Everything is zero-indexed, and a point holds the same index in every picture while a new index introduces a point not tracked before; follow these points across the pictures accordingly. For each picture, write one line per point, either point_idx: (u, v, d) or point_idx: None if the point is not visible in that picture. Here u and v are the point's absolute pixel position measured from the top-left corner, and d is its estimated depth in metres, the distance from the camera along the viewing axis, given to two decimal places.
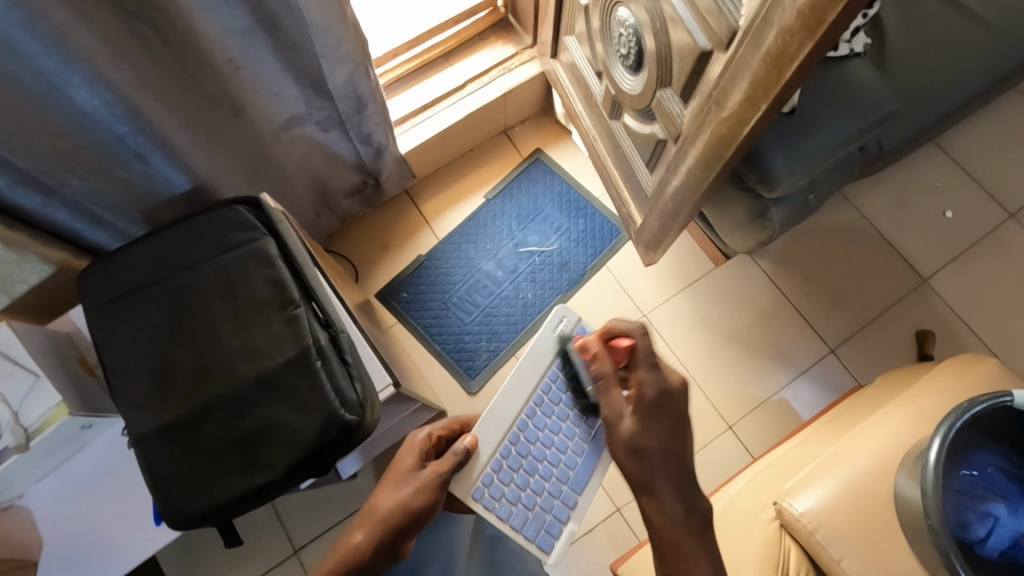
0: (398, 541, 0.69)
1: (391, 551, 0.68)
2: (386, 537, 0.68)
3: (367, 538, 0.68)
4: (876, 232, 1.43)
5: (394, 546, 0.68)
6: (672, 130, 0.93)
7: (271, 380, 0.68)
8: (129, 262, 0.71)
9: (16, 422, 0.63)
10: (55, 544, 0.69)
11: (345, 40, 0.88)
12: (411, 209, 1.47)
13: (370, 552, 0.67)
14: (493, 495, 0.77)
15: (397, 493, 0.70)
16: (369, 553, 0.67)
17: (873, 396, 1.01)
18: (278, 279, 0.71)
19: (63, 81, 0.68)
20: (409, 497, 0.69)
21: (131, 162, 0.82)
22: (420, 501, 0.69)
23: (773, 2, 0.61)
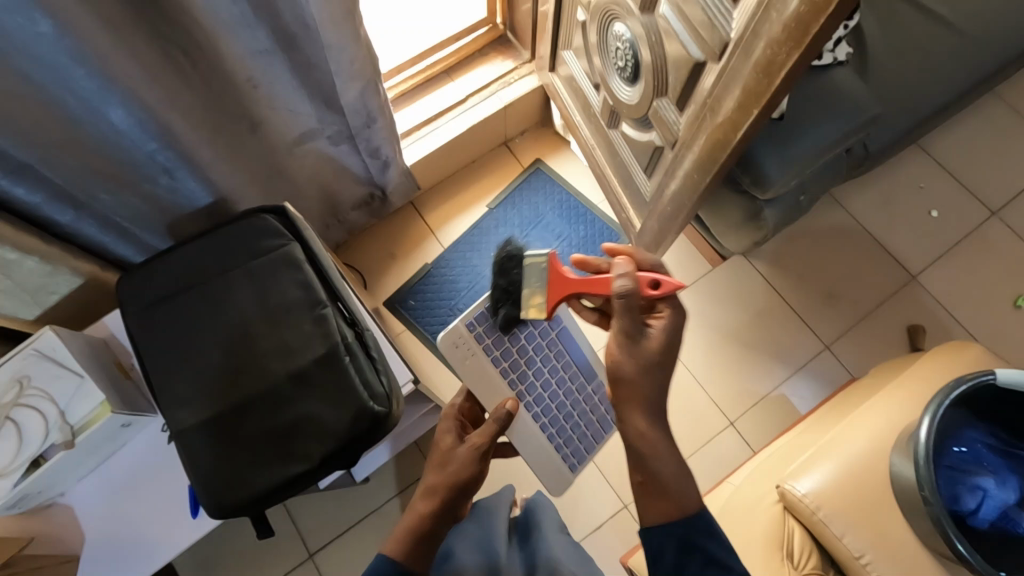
0: (459, 506, 0.68)
1: (454, 516, 0.68)
2: (446, 507, 0.67)
3: (431, 505, 0.67)
4: (864, 232, 1.48)
5: (454, 511, 0.68)
6: (668, 137, 0.98)
7: (303, 375, 0.73)
8: (167, 269, 0.77)
9: (64, 420, 0.69)
10: (97, 542, 0.74)
11: (357, 58, 0.92)
12: (416, 219, 1.52)
13: (434, 521, 0.66)
14: (580, 454, 0.88)
15: (449, 461, 0.69)
16: (433, 523, 0.66)
17: (867, 386, 1.05)
18: (306, 281, 0.77)
19: (100, 101, 0.72)
20: (462, 460, 0.69)
21: (157, 176, 0.86)
22: (469, 462, 0.69)
23: (762, 16, 0.67)
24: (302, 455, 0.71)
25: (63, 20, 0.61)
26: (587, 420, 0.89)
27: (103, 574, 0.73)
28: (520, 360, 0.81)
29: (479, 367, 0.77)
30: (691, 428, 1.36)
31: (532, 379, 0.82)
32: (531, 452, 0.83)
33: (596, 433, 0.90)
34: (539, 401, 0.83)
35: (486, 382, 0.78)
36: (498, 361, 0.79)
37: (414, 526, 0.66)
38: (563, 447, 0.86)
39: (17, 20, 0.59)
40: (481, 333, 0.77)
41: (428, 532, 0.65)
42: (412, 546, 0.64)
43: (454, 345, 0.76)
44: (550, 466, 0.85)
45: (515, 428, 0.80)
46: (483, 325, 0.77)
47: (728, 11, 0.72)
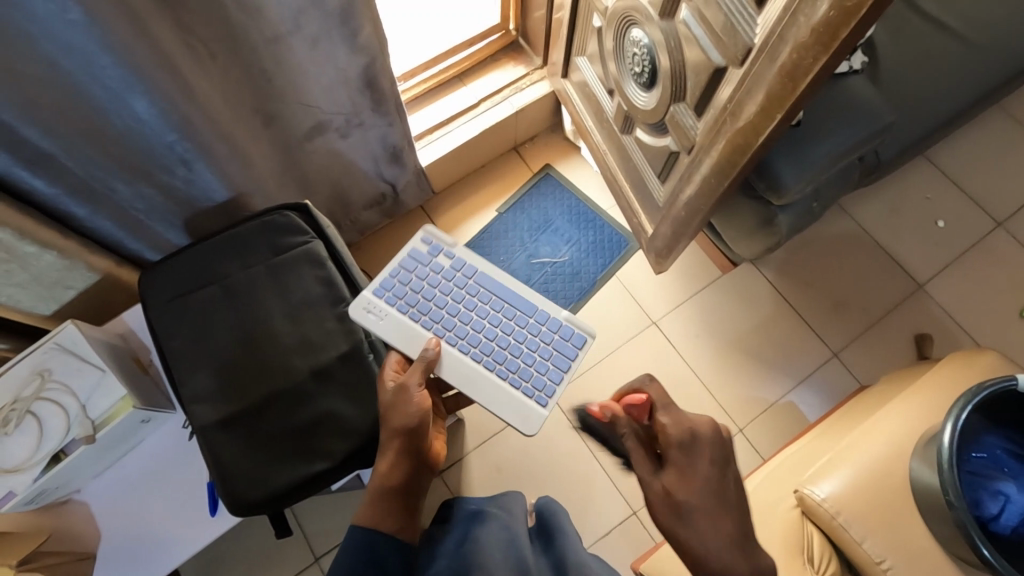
0: (417, 449, 0.68)
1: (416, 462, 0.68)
2: (406, 456, 0.67)
3: (389, 462, 0.67)
4: (871, 241, 1.49)
5: (415, 458, 0.68)
6: (685, 142, 0.99)
7: (326, 372, 0.74)
8: (188, 265, 0.77)
9: (84, 414, 0.69)
10: (109, 539, 0.75)
11: (362, 31, 0.91)
12: (426, 222, 1.52)
13: (395, 472, 0.66)
14: (544, 385, 0.81)
15: (392, 412, 0.69)
16: (394, 473, 0.66)
17: (879, 394, 1.06)
18: (329, 278, 0.78)
19: (125, 91, 0.71)
20: (401, 406, 0.69)
21: (176, 169, 0.86)
22: (412, 406, 0.69)
23: (788, 21, 0.67)
24: (325, 453, 0.72)
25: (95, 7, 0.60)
26: (540, 349, 0.83)
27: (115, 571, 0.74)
28: (438, 310, 0.82)
29: (394, 323, 0.79)
30: None
31: (457, 324, 0.82)
32: (477, 392, 0.80)
33: (563, 362, 0.83)
34: (472, 343, 0.82)
35: (408, 337, 0.80)
36: (415, 316, 0.81)
37: (380, 487, 0.66)
38: (519, 382, 0.81)
39: (50, 7, 0.59)
40: (388, 294, 0.81)
41: (395, 487, 0.66)
42: (377, 504, 0.65)
43: (367, 311, 0.78)
44: (506, 400, 0.80)
45: (447, 369, 0.80)
46: (388, 285, 0.81)
47: (752, 16, 0.72)
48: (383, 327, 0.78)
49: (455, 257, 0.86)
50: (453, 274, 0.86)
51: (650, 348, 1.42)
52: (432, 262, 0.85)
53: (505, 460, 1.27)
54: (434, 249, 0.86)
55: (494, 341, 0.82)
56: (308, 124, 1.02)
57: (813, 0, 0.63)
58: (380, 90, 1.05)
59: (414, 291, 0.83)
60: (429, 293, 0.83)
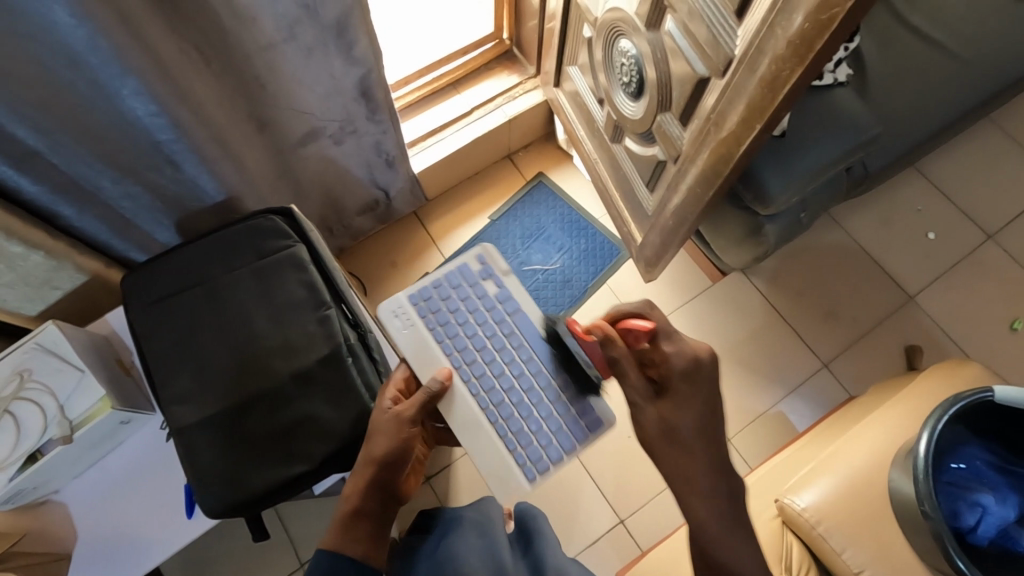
0: (394, 480, 0.68)
1: (389, 491, 0.68)
2: (382, 484, 0.68)
3: (360, 486, 0.67)
4: (862, 252, 1.50)
5: (390, 488, 0.68)
6: (671, 152, 1.00)
7: (305, 376, 0.75)
8: (171, 267, 0.78)
9: (63, 414, 0.70)
10: (86, 540, 0.75)
11: (358, 44, 0.93)
12: (419, 229, 1.53)
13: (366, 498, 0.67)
14: (538, 458, 0.76)
15: (375, 439, 0.69)
16: (365, 499, 0.67)
17: (865, 404, 1.06)
18: (311, 282, 0.79)
19: (114, 92, 0.72)
20: (387, 435, 0.69)
21: (165, 170, 0.86)
22: (397, 438, 0.69)
23: (766, 33, 0.68)
24: (302, 455, 0.73)
25: (84, 10, 0.61)
26: (550, 417, 0.78)
27: (91, 573, 0.74)
28: (465, 338, 0.81)
29: (415, 337, 0.80)
30: None
31: (475, 361, 0.79)
32: (471, 442, 0.76)
33: (569, 441, 0.77)
34: (482, 386, 0.78)
35: (424, 355, 0.79)
36: (440, 338, 0.80)
37: (349, 510, 0.66)
38: (514, 445, 0.76)
39: (38, 7, 0.60)
40: (422, 306, 0.82)
41: (363, 513, 0.66)
42: (344, 526, 0.65)
43: (394, 314, 0.81)
44: (494, 462, 0.76)
45: (448, 406, 0.77)
46: (424, 300, 0.82)
47: (733, 28, 0.73)
48: (404, 335, 0.79)
49: (503, 288, 0.84)
50: (493, 304, 0.83)
51: None
52: (478, 285, 0.84)
53: None
54: (486, 272, 0.85)
55: (505, 391, 0.78)
56: (299, 130, 1.03)
57: (790, 13, 0.64)
58: (374, 99, 1.06)
59: (450, 311, 0.82)
60: (461, 316, 0.82)
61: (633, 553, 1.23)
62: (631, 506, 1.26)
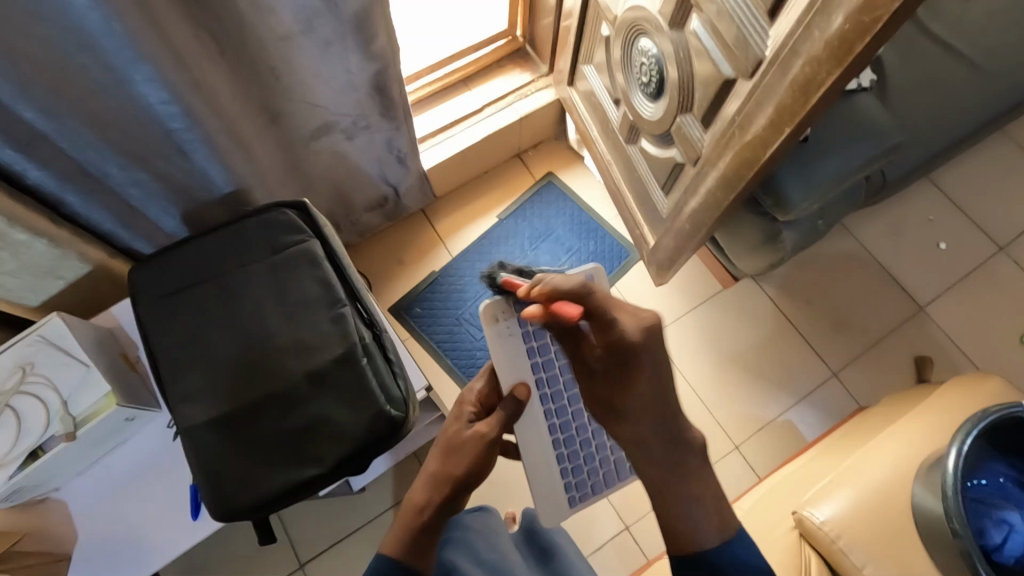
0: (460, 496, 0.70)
1: (451, 507, 0.69)
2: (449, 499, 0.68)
3: (430, 500, 0.68)
4: (872, 261, 1.48)
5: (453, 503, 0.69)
6: (691, 154, 0.98)
7: (319, 376, 0.72)
8: (182, 260, 0.75)
9: (66, 411, 0.67)
10: (88, 540, 0.73)
11: (377, 40, 0.91)
12: (426, 226, 1.51)
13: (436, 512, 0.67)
14: (585, 489, 0.80)
15: (452, 456, 0.69)
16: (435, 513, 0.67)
17: (880, 416, 1.04)
18: (326, 279, 0.76)
19: (126, 77, 0.69)
20: (466, 454, 0.69)
21: (175, 159, 0.84)
22: (474, 458, 0.69)
23: (803, 34, 0.66)
24: (315, 458, 0.71)
25: None
26: (602, 456, 0.82)
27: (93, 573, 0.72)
28: (558, 362, 0.76)
29: (513, 347, 0.74)
30: None
31: (562, 391, 0.77)
32: (531, 468, 0.77)
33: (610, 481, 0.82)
34: (559, 415, 0.78)
35: (519, 370, 0.74)
36: (539, 363, 0.76)
37: (414, 521, 0.67)
38: (569, 475, 0.79)
39: None
40: (526, 316, 0.74)
41: (428, 526, 0.67)
42: (410, 537, 0.65)
43: (498, 317, 0.73)
44: (547, 489, 0.79)
45: (525, 427, 0.76)
46: (532, 307, 0.75)
47: (765, 29, 0.71)
48: (500, 340, 0.74)
49: None
50: None
51: None
52: None
53: (497, 469, 1.25)
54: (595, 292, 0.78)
55: (575, 421, 0.79)
56: (311, 123, 1.01)
57: (829, 14, 0.62)
58: (389, 95, 1.04)
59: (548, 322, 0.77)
60: (554, 331, 0.77)
61: (638, 561, 1.21)
62: (637, 512, 1.24)
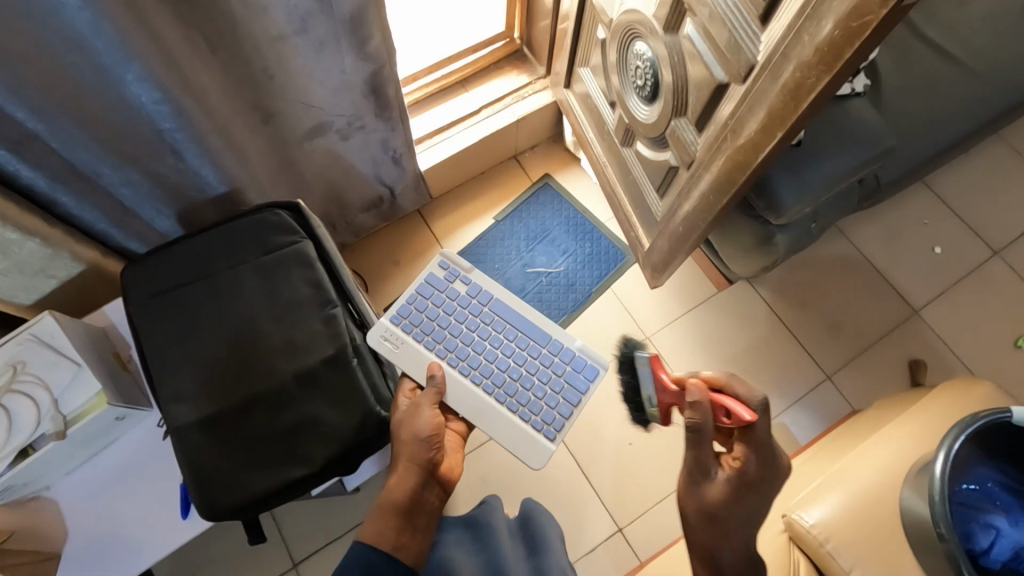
0: (430, 466, 0.70)
1: (423, 481, 0.70)
2: (416, 470, 0.69)
3: (398, 477, 0.69)
4: (867, 265, 1.49)
5: (424, 476, 0.70)
6: (684, 158, 0.98)
7: (309, 376, 0.73)
8: (173, 260, 0.76)
9: (57, 409, 0.68)
10: (78, 539, 0.73)
11: (371, 40, 0.91)
12: (422, 227, 1.52)
13: (405, 486, 0.68)
14: (552, 419, 0.84)
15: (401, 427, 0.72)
16: (404, 487, 0.68)
17: (873, 419, 1.05)
18: (317, 280, 0.77)
19: (117, 77, 0.69)
20: (411, 420, 0.72)
21: (168, 159, 0.84)
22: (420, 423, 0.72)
23: (793, 39, 0.67)
24: (305, 458, 0.71)
25: None
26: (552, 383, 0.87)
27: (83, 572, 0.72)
28: (454, 339, 0.87)
29: (409, 352, 0.84)
30: None
31: (470, 355, 0.86)
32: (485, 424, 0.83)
33: (573, 396, 0.86)
34: (483, 374, 0.86)
35: (419, 365, 0.84)
36: (439, 351, 0.85)
37: (386, 502, 0.67)
38: (528, 415, 0.84)
39: None
40: (405, 323, 0.86)
41: (400, 501, 0.67)
42: (381, 519, 0.65)
43: (383, 338, 0.84)
44: (510, 438, 0.83)
45: (457, 400, 0.83)
46: (406, 315, 0.86)
47: (756, 34, 0.71)
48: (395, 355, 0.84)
49: (471, 283, 0.90)
50: (468, 300, 0.90)
51: None
52: (449, 288, 0.90)
53: (490, 470, 1.26)
54: (450, 274, 0.91)
55: (504, 372, 0.86)
56: (306, 124, 1.02)
57: (819, 19, 0.63)
58: (386, 97, 1.05)
59: (431, 312, 0.88)
60: (441, 316, 0.88)
61: (630, 563, 1.21)
62: (630, 515, 1.24)
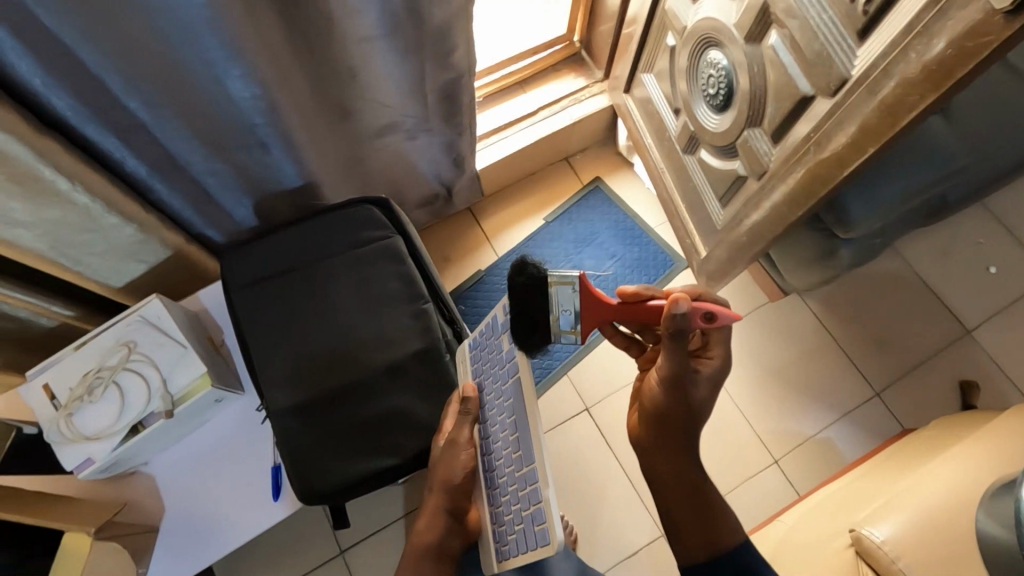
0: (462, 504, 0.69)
1: (457, 517, 0.70)
2: (445, 514, 0.69)
3: (433, 526, 0.70)
4: (919, 281, 1.47)
5: (457, 512, 0.70)
6: (756, 168, 0.98)
7: (402, 369, 0.75)
8: (269, 250, 0.78)
9: (165, 389, 0.72)
10: (171, 514, 0.79)
11: (453, 43, 0.94)
12: (473, 225, 1.53)
13: (440, 535, 0.70)
14: (501, 544, 0.64)
15: (439, 467, 0.70)
16: (439, 535, 0.70)
17: (935, 438, 1.04)
18: (408, 275, 0.79)
19: (226, 73, 0.72)
20: (449, 466, 0.69)
21: (257, 151, 0.87)
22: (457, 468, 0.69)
23: (897, 56, 0.67)
24: (398, 449, 0.73)
25: None
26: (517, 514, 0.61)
27: (176, 545, 0.78)
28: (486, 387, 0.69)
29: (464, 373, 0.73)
30: (735, 464, 1.35)
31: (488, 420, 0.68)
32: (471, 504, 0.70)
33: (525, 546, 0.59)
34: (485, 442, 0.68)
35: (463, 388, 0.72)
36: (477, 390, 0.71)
37: (419, 548, 0.71)
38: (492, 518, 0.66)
39: None
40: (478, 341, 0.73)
41: (429, 549, 0.70)
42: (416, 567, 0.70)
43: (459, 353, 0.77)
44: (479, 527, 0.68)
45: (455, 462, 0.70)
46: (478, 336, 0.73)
47: (852, 49, 0.72)
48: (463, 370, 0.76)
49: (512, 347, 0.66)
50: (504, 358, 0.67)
51: None
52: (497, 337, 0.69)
53: None
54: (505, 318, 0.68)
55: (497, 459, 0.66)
56: (379, 121, 1.04)
57: (930, 38, 0.63)
58: (457, 98, 1.07)
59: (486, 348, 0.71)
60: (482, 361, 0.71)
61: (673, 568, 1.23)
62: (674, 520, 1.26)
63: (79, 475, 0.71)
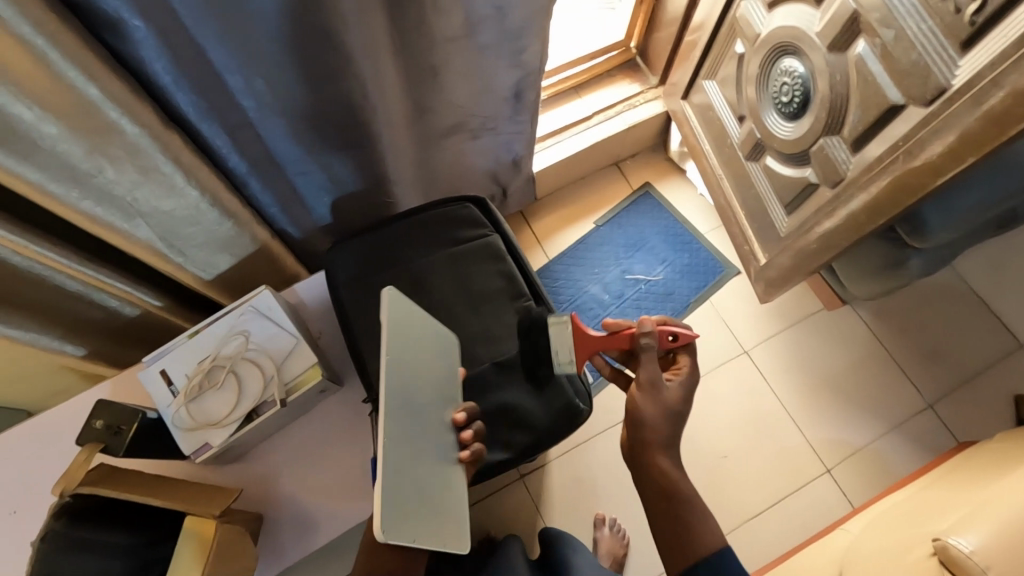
0: None
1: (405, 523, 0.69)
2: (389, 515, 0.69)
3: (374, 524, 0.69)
4: (971, 293, 1.46)
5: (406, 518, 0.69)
6: (831, 176, 0.98)
7: (506, 363, 0.83)
8: (379, 246, 0.86)
9: (278, 378, 0.78)
10: (274, 502, 0.82)
11: (529, 42, 0.96)
12: (523, 227, 1.55)
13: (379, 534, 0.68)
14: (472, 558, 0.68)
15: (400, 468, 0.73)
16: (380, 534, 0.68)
17: (1004, 451, 1.03)
18: (508, 273, 0.87)
19: (334, 71, 0.74)
20: None
21: (345, 150, 0.89)
22: None
23: (1008, 67, 0.67)
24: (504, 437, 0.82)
25: None
26: None
27: (281, 530, 0.81)
28: None
29: None
30: (786, 472, 1.35)
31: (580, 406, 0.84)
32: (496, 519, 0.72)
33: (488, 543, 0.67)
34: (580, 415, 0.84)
35: None
36: None
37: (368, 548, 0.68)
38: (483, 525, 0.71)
39: None
40: None
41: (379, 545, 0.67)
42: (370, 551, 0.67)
43: None
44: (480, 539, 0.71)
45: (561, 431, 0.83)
46: None
47: (953, 59, 0.73)
48: None
49: None
50: None
51: (741, 378, 1.42)
52: None
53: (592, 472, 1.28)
54: None
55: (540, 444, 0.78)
56: (452, 122, 1.05)
57: None
58: (524, 98, 1.09)
59: None
60: None
61: None
62: None
63: (195, 459, 0.77)
